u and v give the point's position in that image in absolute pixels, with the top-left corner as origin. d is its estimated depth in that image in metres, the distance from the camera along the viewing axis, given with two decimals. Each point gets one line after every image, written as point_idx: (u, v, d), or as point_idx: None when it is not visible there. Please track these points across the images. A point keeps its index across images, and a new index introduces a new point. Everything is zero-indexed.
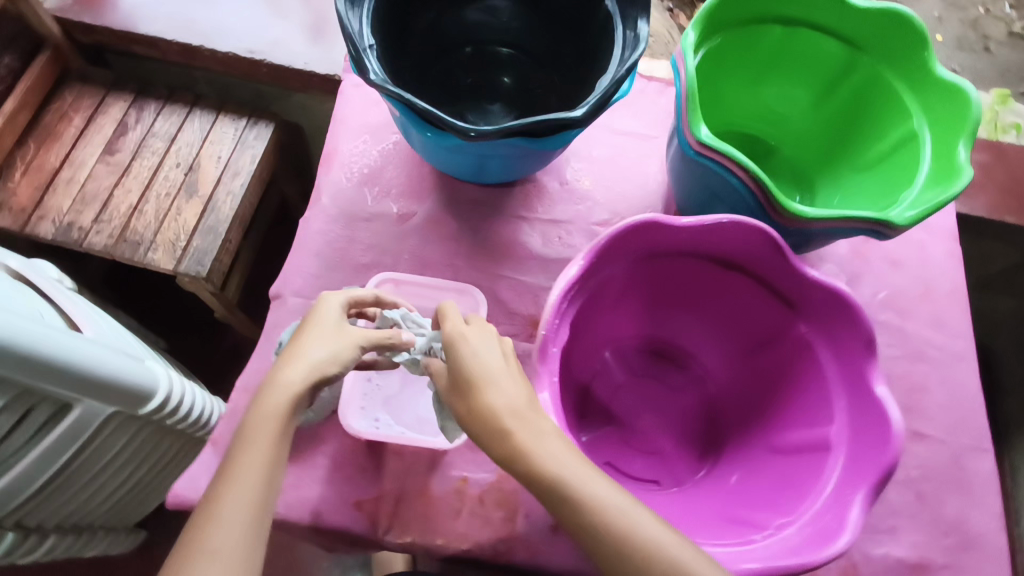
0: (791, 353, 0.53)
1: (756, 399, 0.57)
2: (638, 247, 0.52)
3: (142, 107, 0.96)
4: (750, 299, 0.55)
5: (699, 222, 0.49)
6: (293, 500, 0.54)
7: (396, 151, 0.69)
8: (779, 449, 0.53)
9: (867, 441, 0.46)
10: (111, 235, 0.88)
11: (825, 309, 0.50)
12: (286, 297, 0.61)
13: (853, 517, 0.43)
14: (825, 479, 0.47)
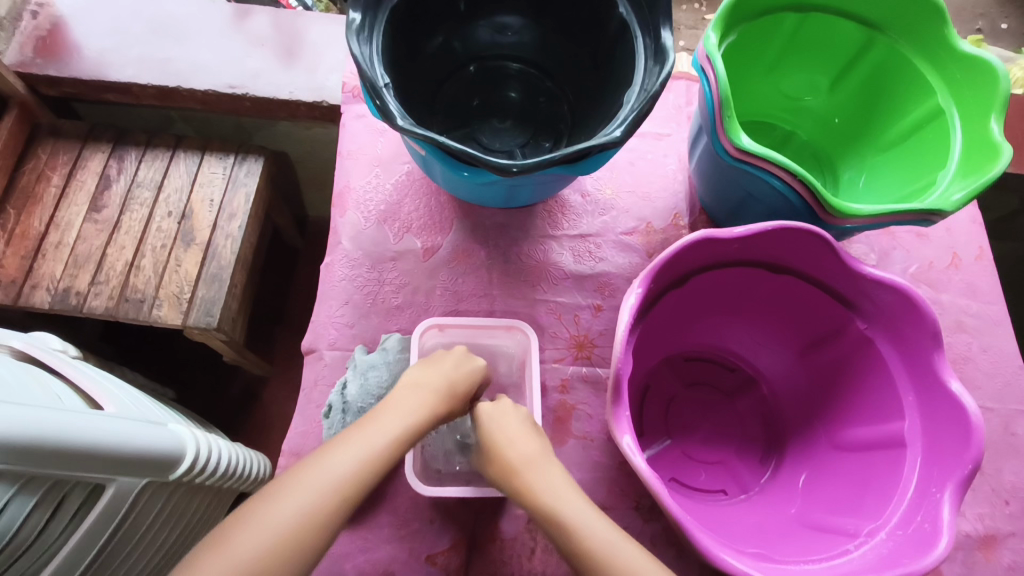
0: (852, 352, 0.53)
1: (817, 398, 0.57)
2: (690, 263, 0.51)
3: (122, 157, 0.92)
4: (803, 301, 0.54)
5: (750, 232, 0.47)
6: (364, 563, 0.52)
7: (411, 182, 0.66)
8: (847, 447, 0.52)
9: (948, 436, 0.45)
10: (111, 297, 0.84)
11: (886, 307, 0.49)
12: (322, 351, 0.59)
13: (947, 517, 0.42)
14: (906, 477, 0.46)
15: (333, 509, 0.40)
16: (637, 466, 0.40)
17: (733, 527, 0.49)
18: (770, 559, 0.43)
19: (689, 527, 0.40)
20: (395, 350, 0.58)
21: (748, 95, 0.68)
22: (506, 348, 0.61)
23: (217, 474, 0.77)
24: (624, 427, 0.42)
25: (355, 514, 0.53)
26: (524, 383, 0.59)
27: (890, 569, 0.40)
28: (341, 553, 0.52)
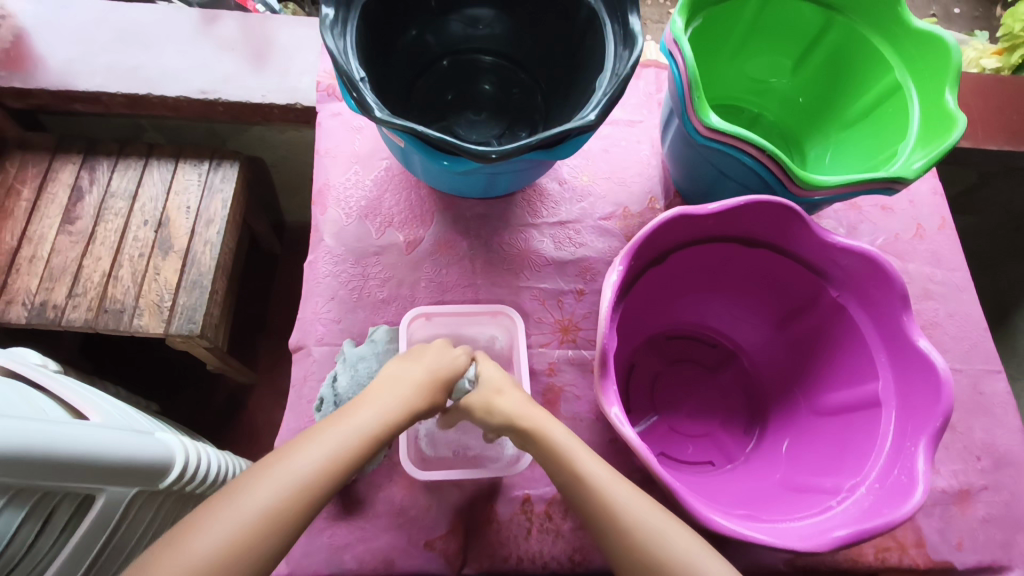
0: (826, 319, 0.55)
1: (795, 367, 0.59)
2: (669, 241, 0.52)
3: (94, 167, 0.91)
4: (777, 272, 0.56)
5: (723, 208, 0.49)
6: (363, 553, 0.52)
7: (390, 177, 0.67)
8: (827, 411, 0.54)
9: (921, 394, 0.47)
10: (89, 308, 0.83)
11: (855, 273, 0.51)
12: (310, 347, 0.59)
13: (922, 468, 0.43)
14: (883, 434, 0.48)
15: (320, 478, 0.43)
16: (628, 436, 0.42)
17: (723, 495, 0.51)
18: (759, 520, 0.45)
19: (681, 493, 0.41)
20: (384, 341, 0.58)
21: (713, 80, 0.70)
22: (492, 335, 0.63)
23: (207, 482, 0.77)
24: (613, 402, 0.44)
25: (352, 505, 0.54)
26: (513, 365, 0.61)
27: (870, 520, 0.42)
28: (339, 544, 0.52)
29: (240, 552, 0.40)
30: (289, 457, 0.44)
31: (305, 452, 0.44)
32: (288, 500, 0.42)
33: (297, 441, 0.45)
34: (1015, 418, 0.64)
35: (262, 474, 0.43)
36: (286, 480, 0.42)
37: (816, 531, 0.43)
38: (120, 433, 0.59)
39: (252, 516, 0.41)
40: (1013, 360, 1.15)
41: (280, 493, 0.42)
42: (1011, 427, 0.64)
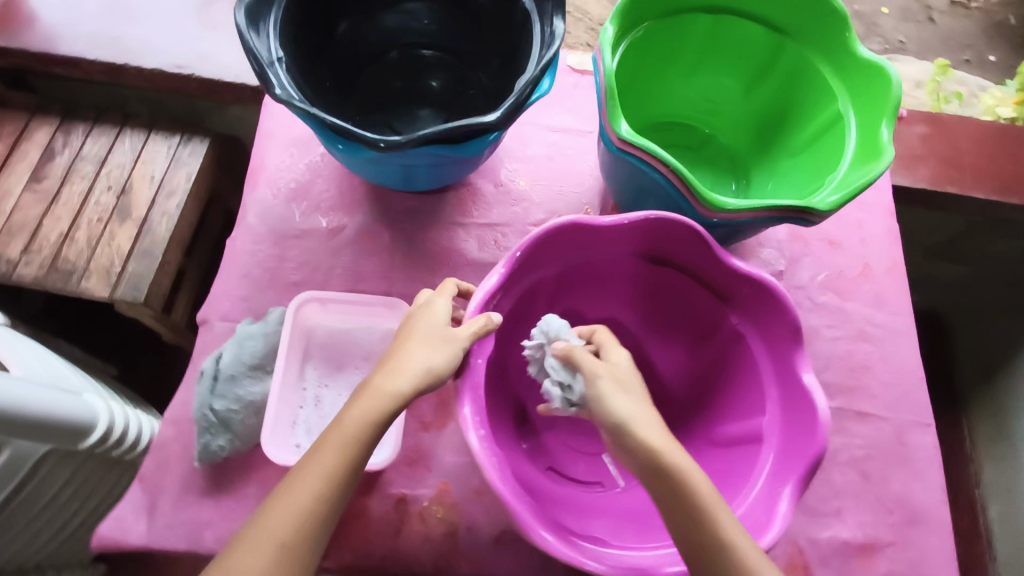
0: (728, 346, 0.53)
1: (697, 392, 0.57)
2: (566, 250, 0.51)
3: (69, 130, 0.93)
4: (684, 293, 0.54)
5: (622, 220, 0.48)
6: (227, 532, 0.52)
7: (324, 162, 0.67)
8: (717, 442, 0.52)
9: (800, 436, 0.45)
10: (41, 266, 0.85)
11: (753, 302, 0.50)
12: (214, 322, 0.59)
13: (782, 510, 0.42)
14: (758, 471, 0.46)
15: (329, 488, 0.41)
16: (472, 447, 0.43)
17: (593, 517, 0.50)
18: (609, 548, 0.44)
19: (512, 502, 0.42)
20: (276, 321, 0.56)
21: (662, 95, 0.68)
22: (389, 327, 0.57)
23: (128, 446, 0.82)
24: (474, 417, 0.44)
25: (225, 483, 0.53)
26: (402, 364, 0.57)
27: None
28: (205, 519, 0.52)
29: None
30: (302, 479, 0.41)
31: (319, 468, 0.41)
32: (295, 533, 0.40)
33: (313, 453, 0.42)
34: (937, 474, 0.61)
35: (270, 508, 0.41)
36: (298, 505, 0.40)
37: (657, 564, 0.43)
38: (34, 391, 0.65)
39: (280, 543, 0.39)
40: (991, 421, 1.10)
41: (297, 523, 0.40)
42: (930, 482, 0.61)
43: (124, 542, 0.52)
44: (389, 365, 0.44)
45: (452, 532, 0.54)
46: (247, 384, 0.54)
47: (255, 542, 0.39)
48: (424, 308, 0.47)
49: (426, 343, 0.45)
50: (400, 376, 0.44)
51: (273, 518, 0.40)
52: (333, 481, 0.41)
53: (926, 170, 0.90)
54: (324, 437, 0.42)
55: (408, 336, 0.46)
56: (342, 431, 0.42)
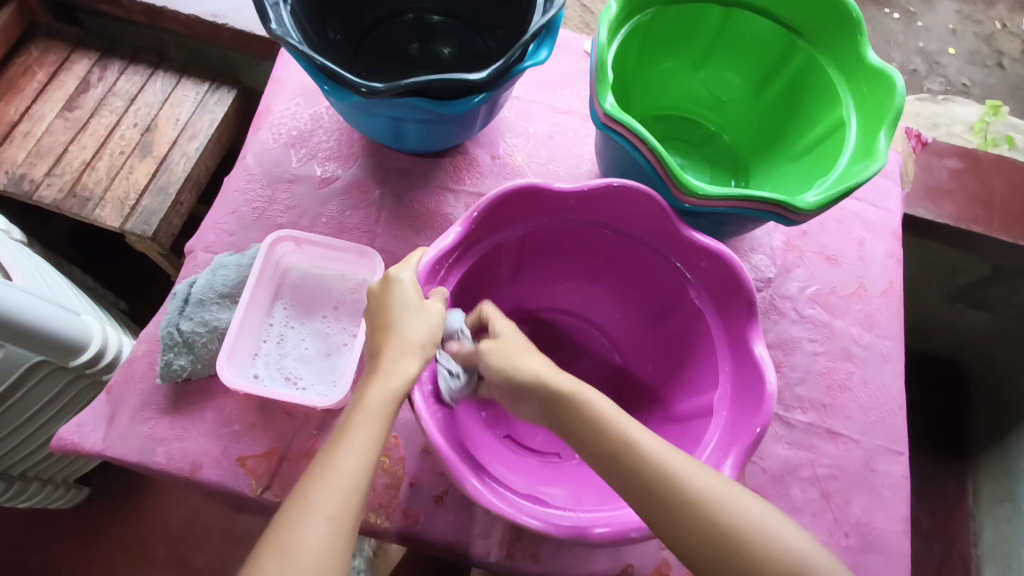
0: (688, 321, 0.54)
1: (664, 368, 0.58)
2: (526, 215, 0.53)
3: (106, 66, 0.97)
4: (646, 268, 0.55)
5: (582, 186, 0.49)
6: (175, 451, 0.53)
7: (328, 115, 0.68)
8: (675, 418, 0.53)
9: (748, 406, 0.46)
10: (61, 189, 0.88)
11: (712, 275, 0.50)
12: (197, 252, 0.61)
13: (722, 476, 0.43)
14: (706, 442, 0.47)
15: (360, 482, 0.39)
16: (423, 420, 0.43)
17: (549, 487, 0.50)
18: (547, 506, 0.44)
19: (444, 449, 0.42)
20: (252, 256, 0.58)
21: (666, 84, 0.68)
22: (361, 278, 0.60)
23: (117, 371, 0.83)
24: (422, 378, 0.47)
25: (182, 404, 0.55)
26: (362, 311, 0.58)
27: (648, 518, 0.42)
28: (156, 437, 0.53)
29: None
30: (342, 454, 0.40)
31: (360, 441, 0.41)
32: (357, 508, 0.39)
33: (343, 431, 0.41)
34: (903, 505, 0.59)
35: (309, 490, 0.39)
36: (352, 481, 0.39)
37: (585, 522, 0.42)
38: (35, 301, 0.66)
39: (346, 520, 0.38)
40: (997, 482, 1.04)
41: (355, 498, 0.39)
42: (894, 512, 0.58)
43: (76, 446, 0.53)
44: (389, 349, 0.44)
45: (394, 486, 0.54)
46: (214, 310, 0.56)
47: (315, 526, 0.37)
48: (391, 283, 0.46)
49: (415, 323, 0.45)
50: (405, 357, 0.44)
51: (293, 512, 0.38)
52: (361, 477, 0.40)
53: (951, 204, 0.86)
54: (345, 429, 0.41)
55: (393, 318, 0.45)
56: (365, 417, 0.42)
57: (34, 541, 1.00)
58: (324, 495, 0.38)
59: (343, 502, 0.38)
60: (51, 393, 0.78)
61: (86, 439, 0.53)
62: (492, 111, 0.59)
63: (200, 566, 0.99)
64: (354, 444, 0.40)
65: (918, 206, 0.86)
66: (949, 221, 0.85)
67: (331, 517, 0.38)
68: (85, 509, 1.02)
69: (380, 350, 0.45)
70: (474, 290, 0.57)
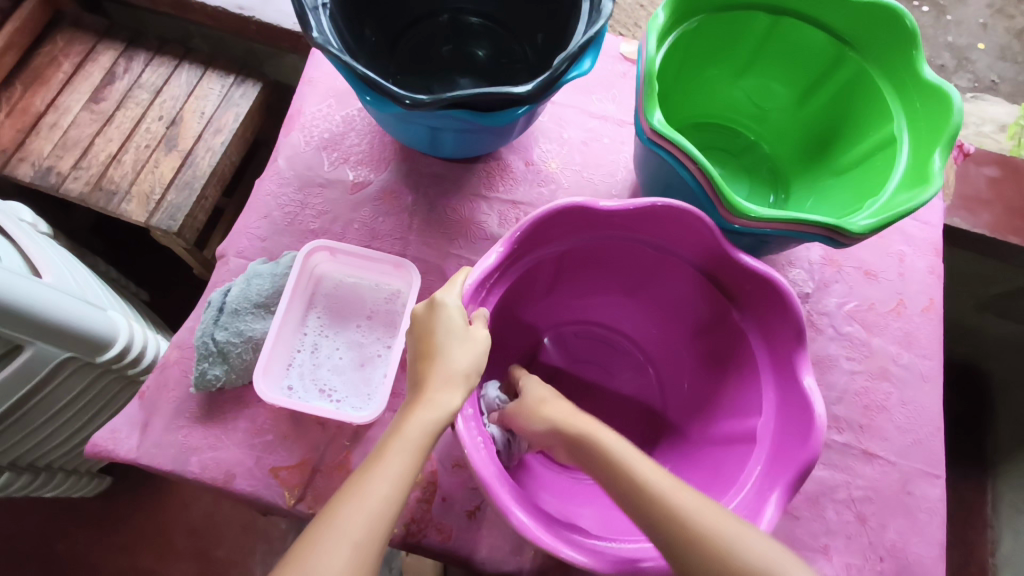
0: (730, 341, 0.55)
1: (700, 386, 0.60)
2: (570, 232, 0.54)
3: (131, 58, 0.96)
4: (686, 288, 0.57)
5: (629, 206, 0.50)
6: (209, 460, 0.53)
7: (360, 117, 0.67)
8: (717, 442, 0.54)
9: (795, 437, 0.46)
10: (87, 182, 0.87)
11: (757, 299, 0.52)
12: (229, 257, 0.60)
13: (768, 515, 0.43)
14: (750, 473, 0.47)
15: (391, 506, 0.38)
16: (469, 454, 0.42)
17: (582, 507, 0.50)
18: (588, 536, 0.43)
19: (485, 477, 0.41)
20: (286, 264, 0.58)
21: (705, 93, 0.67)
22: (395, 289, 0.59)
23: (142, 368, 0.83)
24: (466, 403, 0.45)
25: (215, 413, 0.54)
26: (396, 322, 0.57)
27: None
28: (190, 445, 0.53)
29: None
30: (377, 479, 0.39)
31: (395, 468, 0.39)
32: (385, 535, 0.37)
33: (379, 455, 0.40)
34: (939, 529, 0.58)
35: (338, 510, 0.37)
36: (384, 506, 0.37)
37: (629, 555, 0.42)
38: (63, 299, 0.66)
39: (372, 546, 0.36)
40: (1020, 494, 1.02)
41: (384, 524, 0.37)
42: (930, 537, 0.57)
43: (110, 454, 0.53)
44: (434, 375, 0.44)
45: (426, 500, 0.54)
46: (249, 321, 0.55)
47: (342, 549, 0.35)
48: (436, 308, 0.45)
49: (460, 352, 0.45)
50: (449, 387, 0.43)
51: (317, 532, 0.36)
52: (392, 502, 0.38)
53: (989, 215, 0.84)
54: (381, 452, 0.40)
55: (438, 345, 0.45)
56: (403, 442, 0.41)
57: (58, 528, 1.01)
58: (352, 516, 0.37)
59: (370, 525, 0.37)
60: (78, 389, 0.78)
61: (120, 446, 0.53)
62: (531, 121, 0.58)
63: (219, 557, 1.00)
64: (388, 467, 0.39)
65: (954, 215, 0.84)
66: (986, 231, 0.83)
67: (357, 542, 0.36)
68: (108, 498, 1.03)
69: (424, 377, 0.44)
70: (513, 303, 0.58)
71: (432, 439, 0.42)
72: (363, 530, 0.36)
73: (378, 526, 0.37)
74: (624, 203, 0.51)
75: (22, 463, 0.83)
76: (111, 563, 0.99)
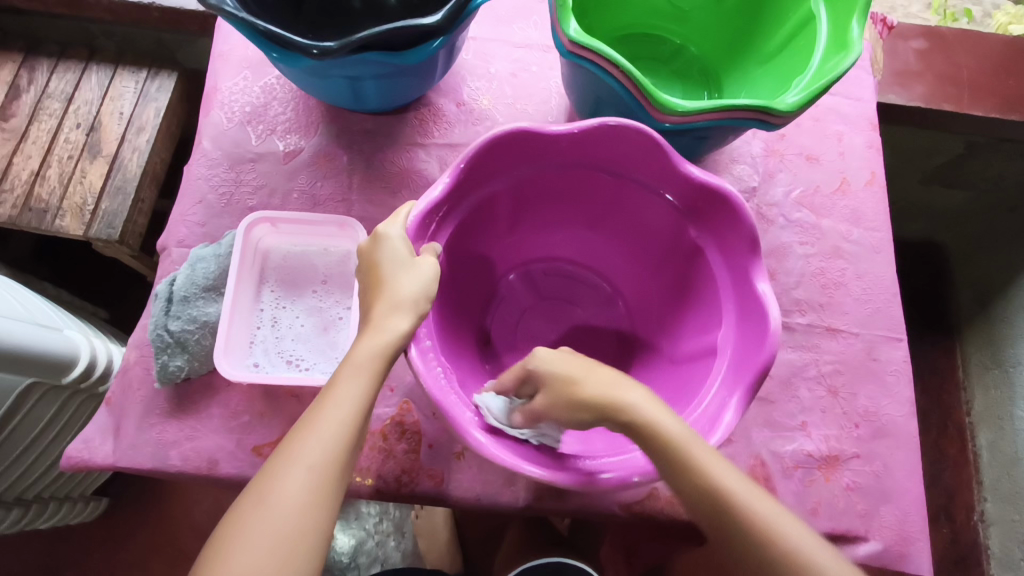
0: (688, 259, 0.55)
1: (666, 307, 0.61)
2: (519, 163, 0.53)
3: (34, 67, 0.92)
4: (643, 209, 0.57)
5: (575, 130, 0.50)
6: (189, 451, 0.53)
7: (279, 85, 0.65)
8: (680, 357, 0.55)
9: (752, 343, 0.47)
10: (14, 205, 0.84)
11: (712, 211, 0.51)
12: (171, 248, 0.59)
13: (727, 419, 0.44)
14: (712, 381, 0.48)
15: (346, 434, 0.40)
16: (425, 382, 0.42)
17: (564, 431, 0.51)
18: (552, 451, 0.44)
19: (445, 405, 0.42)
20: (228, 243, 0.57)
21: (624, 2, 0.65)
22: (346, 250, 0.58)
23: (108, 380, 0.81)
24: (422, 331, 0.46)
25: (186, 405, 0.54)
26: (351, 283, 0.57)
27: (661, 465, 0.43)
28: (167, 440, 0.53)
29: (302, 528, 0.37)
30: (328, 411, 0.40)
31: (344, 397, 0.40)
32: (340, 462, 0.39)
33: (333, 384, 0.41)
34: (907, 388, 0.60)
35: (297, 442, 0.39)
36: (339, 434, 0.39)
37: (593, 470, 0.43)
38: (16, 323, 0.64)
39: (327, 473, 0.39)
40: (985, 351, 1.07)
41: (340, 450, 0.39)
42: (900, 397, 0.60)
43: (87, 464, 0.52)
44: (382, 306, 0.43)
45: (413, 450, 0.54)
46: (202, 305, 0.55)
47: (297, 476, 0.38)
48: (380, 240, 0.45)
49: (408, 279, 0.44)
50: (395, 315, 0.43)
51: (278, 457, 0.39)
52: (346, 430, 0.40)
53: (923, 86, 0.85)
54: (335, 382, 0.41)
55: (385, 277, 0.44)
56: (355, 371, 0.41)
57: (63, 556, 1.01)
58: (308, 447, 0.39)
59: (327, 454, 0.39)
60: (50, 413, 0.77)
61: (96, 453, 0.52)
62: (450, 56, 0.57)
63: None
64: (341, 399, 0.40)
65: (889, 91, 0.84)
66: (922, 103, 0.84)
67: (312, 470, 0.38)
68: (108, 519, 1.02)
69: (370, 307, 0.44)
70: (467, 244, 0.58)
71: (385, 365, 0.42)
72: (317, 460, 0.39)
73: (333, 454, 0.39)
74: (570, 126, 0.51)
75: (8, 499, 0.82)
76: None
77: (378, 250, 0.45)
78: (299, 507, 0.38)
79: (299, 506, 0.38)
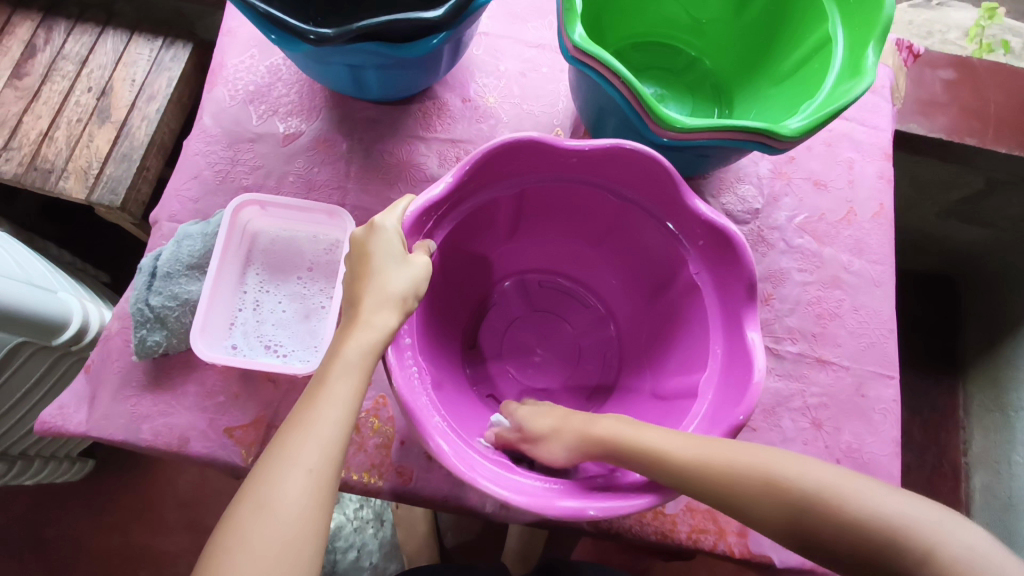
0: (682, 293, 0.54)
1: (654, 338, 0.59)
2: (524, 171, 0.52)
3: (51, 28, 0.92)
4: (644, 237, 0.56)
5: (586, 146, 0.49)
6: (161, 426, 0.52)
7: (285, 66, 0.64)
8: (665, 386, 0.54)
9: (738, 376, 0.46)
10: (20, 163, 0.84)
11: (713, 248, 0.50)
12: (162, 222, 0.59)
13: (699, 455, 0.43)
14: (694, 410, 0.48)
15: (342, 434, 0.38)
16: (398, 383, 0.41)
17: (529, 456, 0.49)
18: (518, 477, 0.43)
19: (412, 405, 0.41)
20: (218, 223, 0.56)
21: (641, 9, 0.64)
22: (336, 240, 0.58)
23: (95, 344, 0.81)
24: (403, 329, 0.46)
25: (163, 381, 0.54)
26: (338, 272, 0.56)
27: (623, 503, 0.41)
28: (140, 413, 0.53)
29: (302, 535, 0.35)
30: (322, 407, 0.39)
31: (340, 394, 0.39)
32: (339, 461, 0.38)
33: (322, 381, 0.40)
34: (894, 427, 0.59)
35: (290, 441, 0.38)
36: (334, 433, 0.38)
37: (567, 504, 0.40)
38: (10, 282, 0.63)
39: (326, 471, 0.37)
40: (989, 393, 1.05)
41: (335, 449, 0.38)
42: (885, 436, 0.59)
43: (60, 429, 0.53)
44: (369, 300, 0.42)
45: (385, 445, 0.54)
46: (184, 282, 0.55)
47: (296, 479, 0.36)
48: (375, 231, 0.44)
49: (397, 274, 0.43)
50: (383, 308, 0.42)
51: (271, 458, 0.37)
52: (340, 428, 0.38)
53: (946, 118, 0.82)
54: (326, 380, 0.40)
55: (374, 267, 0.43)
56: (345, 366, 0.40)
57: (47, 513, 1.02)
58: (306, 447, 0.37)
59: (324, 454, 0.37)
60: (38, 372, 0.77)
61: (69, 420, 0.52)
62: (455, 51, 0.56)
63: (209, 526, 1.02)
64: (336, 396, 0.39)
65: (910, 121, 0.82)
66: (944, 135, 0.81)
67: (311, 471, 0.37)
68: (93, 480, 1.03)
69: (359, 297, 0.43)
70: (462, 246, 0.57)
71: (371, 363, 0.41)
72: (315, 460, 0.37)
73: (330, 454, 0.38)
74: (581, 142, 0.49)
75: None
76: (105, 541, 1.01)
77: (370, 240, 0.44)
78: (299, 513, 0.36)
79: (298, 511, 0.36)
